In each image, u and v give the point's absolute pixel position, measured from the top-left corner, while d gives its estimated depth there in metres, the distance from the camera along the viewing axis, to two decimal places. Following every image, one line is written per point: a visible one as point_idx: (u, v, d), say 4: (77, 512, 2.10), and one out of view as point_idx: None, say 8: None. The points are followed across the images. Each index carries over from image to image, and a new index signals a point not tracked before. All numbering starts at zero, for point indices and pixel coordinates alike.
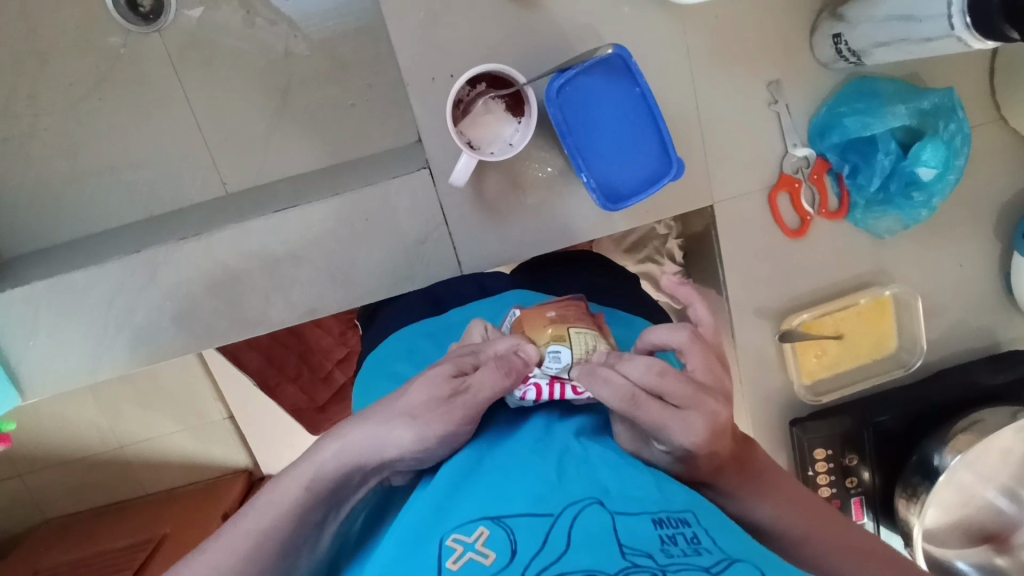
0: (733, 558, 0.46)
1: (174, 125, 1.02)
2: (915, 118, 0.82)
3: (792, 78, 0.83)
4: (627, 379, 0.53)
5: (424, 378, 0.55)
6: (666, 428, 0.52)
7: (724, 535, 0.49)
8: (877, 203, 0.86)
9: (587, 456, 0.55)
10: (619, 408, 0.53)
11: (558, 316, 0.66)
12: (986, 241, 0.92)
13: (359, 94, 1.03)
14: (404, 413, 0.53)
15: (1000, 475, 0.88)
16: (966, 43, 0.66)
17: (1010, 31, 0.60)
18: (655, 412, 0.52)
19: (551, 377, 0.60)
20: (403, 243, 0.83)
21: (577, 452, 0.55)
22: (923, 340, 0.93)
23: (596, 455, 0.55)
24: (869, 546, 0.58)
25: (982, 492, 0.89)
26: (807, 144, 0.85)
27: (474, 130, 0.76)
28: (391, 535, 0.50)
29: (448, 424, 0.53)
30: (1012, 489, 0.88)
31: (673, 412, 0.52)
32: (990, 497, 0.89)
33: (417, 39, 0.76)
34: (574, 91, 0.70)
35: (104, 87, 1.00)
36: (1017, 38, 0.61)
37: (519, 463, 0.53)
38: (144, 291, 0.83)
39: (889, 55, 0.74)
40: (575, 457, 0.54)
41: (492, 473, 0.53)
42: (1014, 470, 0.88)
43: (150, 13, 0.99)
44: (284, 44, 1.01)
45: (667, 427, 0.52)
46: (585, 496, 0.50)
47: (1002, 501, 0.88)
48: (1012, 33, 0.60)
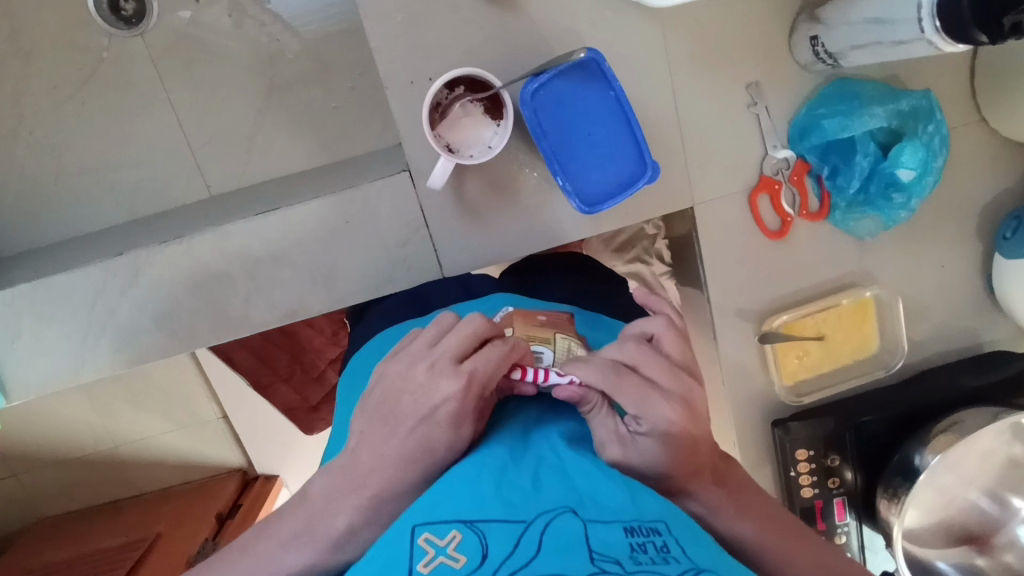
0: (700, 567, 0.46)
1: (160, 127, 1.03)
2: (894, 120, 0.82)
3: (772, 80, 0.83)
4: (607, 356, 0.58)
5: (450, 401, 0.53)
6: (647, 398, 0.55)
7: (693, 542, 0.49)
8: (858, 205, 0.86)
9: (562, 463, 0.54)
10: (601, 385, 0.55)
11: (547, 320, 0.69)
12: (969, 241, 0.92)
13: (343, 96, 1.03)
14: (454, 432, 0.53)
15: (982, 476, 0.89)
16: (938, 47, 0.66)
17: (979, 35, 0.60)
18: (637, 393, 0.55)
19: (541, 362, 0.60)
20: (384, 245, 0.83)
21: (552, 461, 0.54)
22: (905, 341, 0.93)
23: (574, 457, 0.54)
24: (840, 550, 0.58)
25: (964, 493, 0.89)
26: (787, 145, 0.85)
27: (452, 133, 0.76)
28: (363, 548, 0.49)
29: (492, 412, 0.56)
30: (994, 490, 0.88)
31: (650, 385, 0.56)
32: (972, 498, 0.89)
33: (396, 42, 0.76)
34: (549, 94, 0.71)
35: (89, 90, 1.01)
36: (986, 42, 0.61)
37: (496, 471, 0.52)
38: (126, 293, 0.83)
39: (865, 57, 0.74)
40: (550, 466, 0.54)
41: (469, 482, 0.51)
42: (995, 471, 0.88)
43: (132, 15, 0.99)
44: (268, 46, 1.01)
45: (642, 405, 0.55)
46: (559, 503, 0.49)
47: (984, 502, 0.89)
48: (981, 37, 0.60)
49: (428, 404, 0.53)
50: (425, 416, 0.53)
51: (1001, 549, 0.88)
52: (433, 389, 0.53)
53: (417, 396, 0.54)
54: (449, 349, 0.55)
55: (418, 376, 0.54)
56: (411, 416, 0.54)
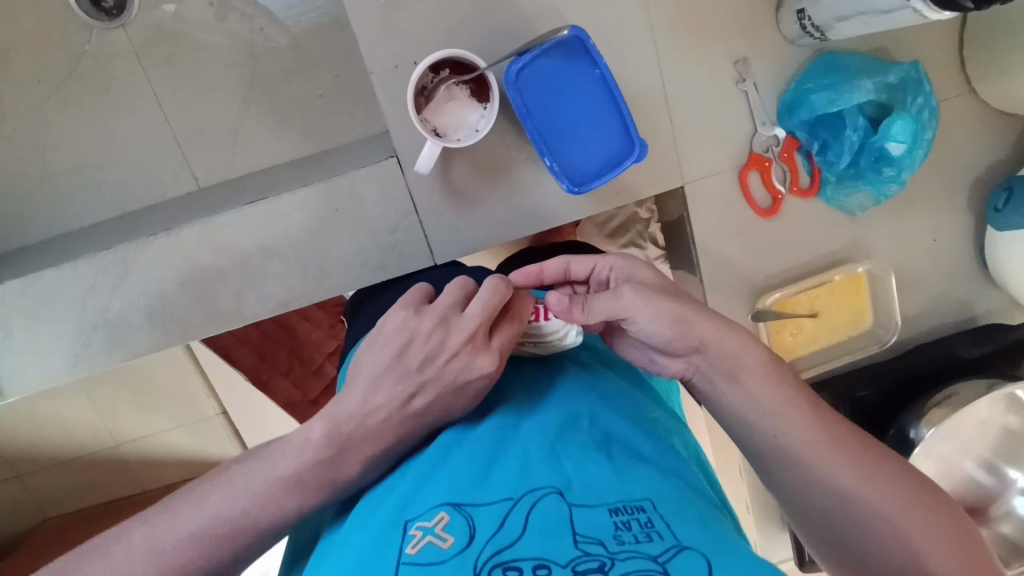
0: (683, 545, 0.44)
1: (144, 123, 1.02)
2: (881, 93, 0.82)
3: (759, 55, 0.82)
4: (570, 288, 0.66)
5: (469, 354, 0.58)
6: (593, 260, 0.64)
7: (685, 521, 0.48)
8: (849, 179, 0.85)
9: (551, 444, 0.55)
10: (559, 266, 0.64)
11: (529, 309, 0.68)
12: (961, 214, 0.91)
13: (328, 84, 1.02)
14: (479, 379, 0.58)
15: (980, 449, 0.89)
16: (923, 14, 0.65)
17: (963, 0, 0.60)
18: (585, 257, 0.65)
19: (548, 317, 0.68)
20: (373, 233, 0.83)
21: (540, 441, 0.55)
22: (898, 315, 0.92)
23: (565, 436, 0.56)
24: None
25: (961, 465, 0.89)
26: (776, 122, 0.84)
27: (439, 117, 0.76)
28: (365, 531, 0.50)
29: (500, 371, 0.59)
30: (989, 461, 0.89)
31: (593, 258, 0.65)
32: (968, 469, 0.89)
33: (378, 27, 0.75)
34: (532, 74, 0.70)
35: (71, 85, 1.00)
36: (971, 7, 0.60)
37: (486, 456, 0.54)
38: (116, 289, 0.83)
39: (851, 28, 0.74)
40: (538, 449, 0.54)
41: (460, 462, 0.53)
42: (992, 443, 0.89)
43: (113, 7, 0.98)
44: (251, 38, 1.01)
45: (599, 263, 0.64)
46: (547, 483, 0.50)
47: (981, 474, 0.90)
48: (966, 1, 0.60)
49: (446, 364, 0.57)
50: (445, 372, 0.57)
51: (997, 519, 0.89)
52: (446, 349, 0.58)
53: (445, 361, 0.57)
54: (448, 310, 0.60)
55: (432, 338, 0.58)
56: (437, 380, 0.57)
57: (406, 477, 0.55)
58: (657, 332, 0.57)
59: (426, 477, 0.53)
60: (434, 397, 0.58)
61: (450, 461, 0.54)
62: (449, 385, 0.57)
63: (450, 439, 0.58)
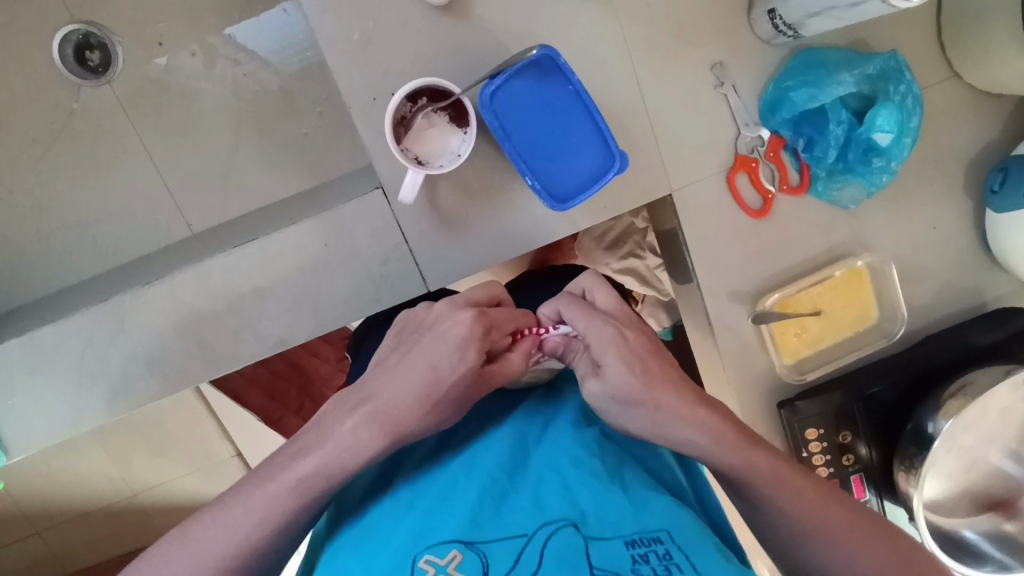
0: None
1: (136, 174, 1.04)
2: (862, 85, 0.81)
3: (735, 58, 0.82)
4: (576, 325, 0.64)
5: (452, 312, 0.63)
6: (575, 318, 0.63)
7: (700, 552, 0.48)
8: (838, 173, 0.84)
9: (563, 475, 0.54)
10: (555, 313, 0.65)
11: (564, 337, 0.65)
12: (958, 199, 0.90)
13: (312, 122, 1.03)
14: (454, 330, 0.61)
15: (1004, 440, 0.88)
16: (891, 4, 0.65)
17: None
18: (576, 315, 0.63)
19: (559, 335, 0.65)
20: (365, 265, 0.83)
21: (553, 473, 0.55)
22: (903, 307, 0.91)
23: (577, 463, 0.55)
24: (864, 527, 0.55)
25: (986, 456, 0.88)
26: (759, 122, 0.84)
27: (420, 145, 0.76)
28: (375, 565, 0.50)
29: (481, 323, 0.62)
30: (1018, 451, 0.88)
31: (582, 314, 0.62)
32: (994, 461, 0.88)
33: (353, 62, 0.76)
34: (507, 95, 0.70)
35: (63, 144, 1.02)
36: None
37: (498, 489, 0.53)
38: (113, 341, 0.84)
39: (822, 24, 0.74)
40: (551, 481, 0.54)
41: (471, 492, 0.53)
42: (1015, 432, 0.87)
43: (98, 65, 1.01)
44: (235, 83, 1.02)
45: (575, 323, 0.63)
46: (562, 515, 0.51)
47: (1007, 464, 0.88)
48: None
49: (433, 326, 0.63)
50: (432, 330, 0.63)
51: None
52: (434, 313, 0.65)
53: (429, 325, 0.64)
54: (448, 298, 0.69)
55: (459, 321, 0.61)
56: (425, 338, 0.63)
57: (413, 507, 0.54)
58: (613, 386, 0.59)
59: (436, 506, 0.53)
60: (422, 357, 0.61)
61: (459, 489, 0.54)
62: (432, 338, 0.62)
63: (459, 464, 0.57)
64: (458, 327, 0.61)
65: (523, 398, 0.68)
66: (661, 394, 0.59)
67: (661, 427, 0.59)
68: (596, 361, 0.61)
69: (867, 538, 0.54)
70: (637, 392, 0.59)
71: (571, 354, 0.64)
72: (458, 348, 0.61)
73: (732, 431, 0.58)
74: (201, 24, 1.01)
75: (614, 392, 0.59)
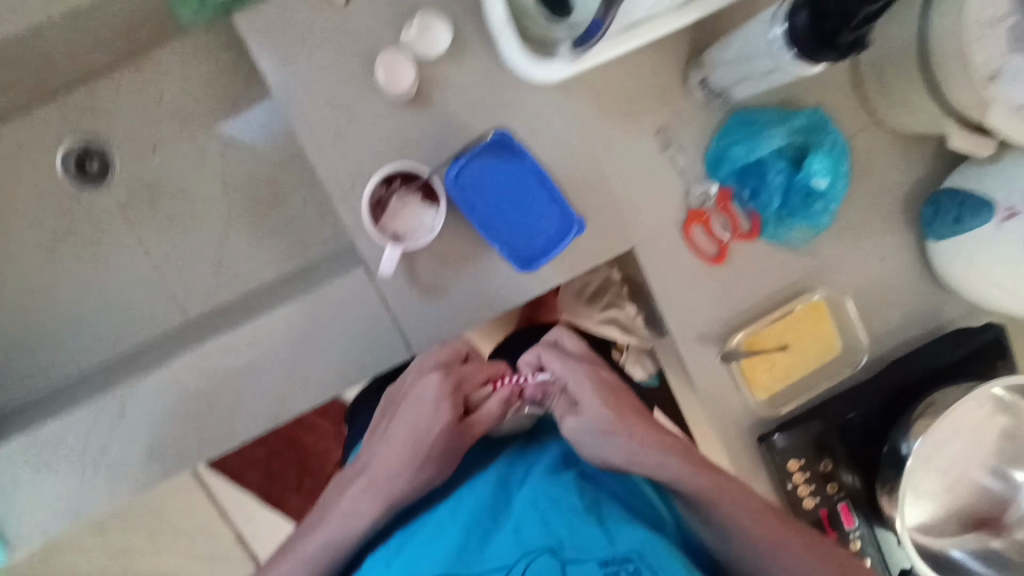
0: None
1: (133, 268, 1.10)
2: (793, 137, 0.89)
3: (678, 123, 0.90)
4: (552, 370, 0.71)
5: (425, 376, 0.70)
6: (553, 363, 0.70)
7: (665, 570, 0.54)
8: (785, 216, 0.91)
9: (543, 513, 0.58)
10: (533, 360, 0.72)
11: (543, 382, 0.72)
12: (900, 231, 0.97)
13: (297, 207, 1.11)
14: (429, 393, 0.68)
15: (987, 457, 0.93)
16: (799, 72, 0.72)
17: (825, 57, 0.67)
18: (557, 361, 0.71)
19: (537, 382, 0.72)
20: (352, 337, 0.88)
21: (530, 503, 0.59)
22: (862, 334, 0.96)
23: (558, 504, 0.58)
24: None
25: (969, 473, 0.92)
26: (706, 177, 0.92)
27: (396, 223, 0.83)
28: None
29: (449, 382, 0.68)
30: (995, 467, 0.91)
31: (557, 359, 0.71)
32: (979, 479, 0.92)
33: (331, 152, 0.83)
34: (471, 176, 0.80)
35: (64, 246, 1.09)
36: (833, 61, 0.67)
37: (481, 527, 0.58)
38: (114, 429, 0.87)
39: (747, 90, 0.81)
40: (528, 512, 0.58)
41: (455, 533, 0.58)
42: (996, 450, 0.92)
43: (98, 172, 1.09)
44: (224, 178, 1.10)
45: (552, 368, 0.70)
46: (539, 544, 0.55)
47: (991, 482, 0.93)
48: (828, 57, 0.66)
49: (411, 392, 0.70)
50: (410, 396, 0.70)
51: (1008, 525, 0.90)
52: (412, 379, 0.71)
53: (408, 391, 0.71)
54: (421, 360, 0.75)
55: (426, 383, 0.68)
56: (408, 404, 0.69)
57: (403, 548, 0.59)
58: (591, 422, 0.66)
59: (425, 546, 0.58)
60: (405, 423, 0.67)
61: (445, 529, 0.59)
62: (414, 404, 0.68)
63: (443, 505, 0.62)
64: (431, 390, 0.68)
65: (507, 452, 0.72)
66: (635, 426, 0.67)
67: (635, 459, 0.65)
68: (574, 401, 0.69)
69: (814, 553, 0.64)
70: (614, 423, 0.66)
71: (551, 397, 0.71)
72: (435, 408, 0.67)
73: (697, 461, 0.65)
74: (191, 126, 1.09)
75: (594, 426, 0.66)
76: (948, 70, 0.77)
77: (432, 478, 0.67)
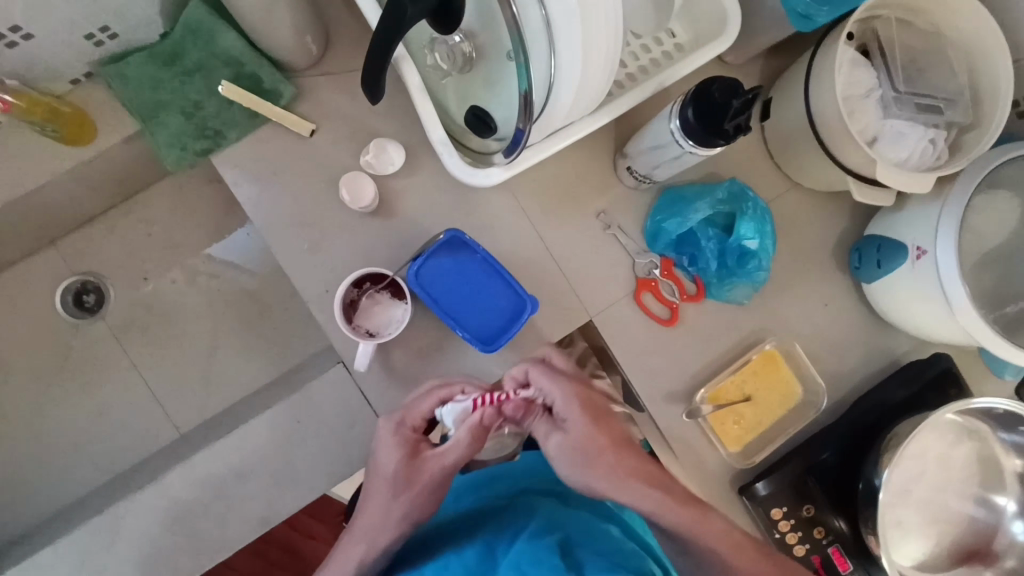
0: None
1: (127, 390, 1.15)
2: (717, 207, 0.99)
3: (616, 204, 1.01)
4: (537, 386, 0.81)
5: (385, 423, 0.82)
6: (537, 380, 0.80)
7: None
8: (726, 277, 0.99)
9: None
10: (523, 377, 0.82)
11: (529, 397, 0.81)
12: (836, 278, 1.05)
13: (281, 316, 1.19)
14: (386, 436, 0.80)
15: (969, 486, 0.96)
16: (701, 154, 0.82)
17: (718, 141, 0.77)
18: (542, 377, 0.81)
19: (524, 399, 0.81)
20: (335, 433, 0.92)
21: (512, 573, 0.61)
22: (819, 378, 1.01)
23: (537, 563, 0.61)
24: None
25: (952, 504, 0.95)
26: (648, 250, 1.01)
27: (368, 321, 0.90)
28: None
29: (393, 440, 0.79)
30: (978, 496, 0.95)
31: (542, 376, 0.80)
32: (965, 509, 0.95)
33: (307, 265, 0.92)
34: (428, 271, 0.87)
35: (62, 377, 1.15)
36: (725, 143, 0.78)
37: None
38: (109, 550, 0.90)
39: (665, 172, 0.92)
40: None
41: None
42: (976, 477, 0.96)
43: (93, 304, 1.16)
44: (211, 297, 1.19)
45: (537, 386, 0.80)
46: None
47: (979, 511, 0.95)
48: (719, 142, 0.77)
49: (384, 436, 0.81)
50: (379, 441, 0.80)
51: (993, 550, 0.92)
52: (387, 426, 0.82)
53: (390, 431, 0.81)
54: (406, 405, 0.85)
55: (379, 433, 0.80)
56: (390, 441, 0.79)
57: None
58: (575, 433, 0.76)
59: None
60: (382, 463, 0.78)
61: None
62: (391, 441, 0.79)
63: None
64: (387, 435, 0.80)
65: (486, 527, 0.75)
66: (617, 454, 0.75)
67: (615, 488, 0.72)
68: (557, 417, 0.79)
69: None
70: (596, 449, 0.75)
71: (535, 415, 0.82)
72: (403, 442, 0.79)
73: (676, 508, 0.70)
74: (181, 252, 1.19)
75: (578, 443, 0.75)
76: (838, 140, 0.88)
77: (417, 506, 0.75)
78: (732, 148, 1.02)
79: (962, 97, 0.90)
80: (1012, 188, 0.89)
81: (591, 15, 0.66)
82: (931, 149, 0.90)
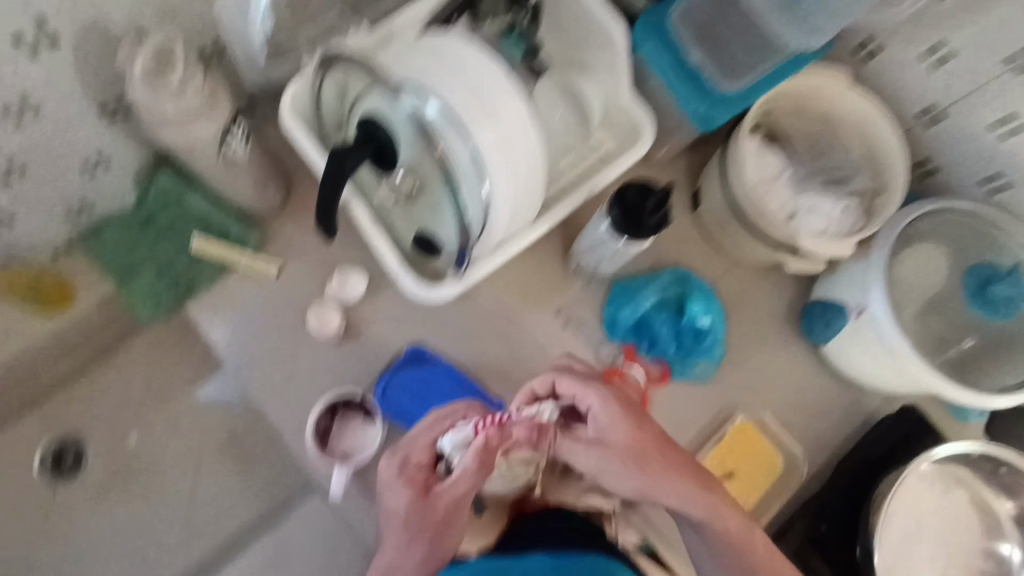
0: None
1: (109, 546, 1.13)
2: (666, 292, 1.04)
3: (573, 301, 1.05)
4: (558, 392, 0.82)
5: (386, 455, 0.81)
6: (568, 391, 0.81)
7: None
8: (685, 357, 1.03)
9: None
10: (549, 384, 0.82)
11: (551, 411, 0.81)
12: (794, 343, 1.08)
13: (262, 446, 1.19)
14: (387, 473, 0.79)
15: (977, 540, 0.96)
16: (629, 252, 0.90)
17: (637, 240, 0.86)
18: (572, 387, 0.81)
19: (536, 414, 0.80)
20: None
21: None
22: (793, 445, 1.02)
23: None
24: None
25: (965, 561, 0.95)
26: (609, 340, 1.04)
27: (344, 444, 0.95)
28: None
29: (397, 463, 0.79)
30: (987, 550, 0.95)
31: (570, 384, 0.81)
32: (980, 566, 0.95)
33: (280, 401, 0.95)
34: (394, 387, 0.96)
35: (41, 542, 1.13)
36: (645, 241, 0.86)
37: None
38: None
39: (608, 268, 0.98)
40: None
41: None
42: (981, 530, 0.96)
43: (72, 462, 1.16)
44: (190, 437, 1.19)
45: (568, 395, 0.81)
46: None
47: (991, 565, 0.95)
48: (639, 240, 0.86)
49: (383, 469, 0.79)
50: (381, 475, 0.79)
51: None
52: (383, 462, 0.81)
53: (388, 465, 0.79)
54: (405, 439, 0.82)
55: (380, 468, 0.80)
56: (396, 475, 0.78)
57: None
58: (610, 436, 0.78)
59: None
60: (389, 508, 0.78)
61: None
62: (398, 477, 0.78)
63: None
64: (392, 471, 0.78)
65: None
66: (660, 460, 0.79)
67: (665, 489, 0.77)
68: (586, 424, 0.81)
69: None
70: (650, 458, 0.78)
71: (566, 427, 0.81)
72: (411, 480, 0.78)
73: (726, 514, 0.79)
74: (160, 401, 1.19)
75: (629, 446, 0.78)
76: (762, 221, 0.95)
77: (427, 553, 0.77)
78: (674, 235, 1.09)
79: (860, 170, 1.01)
80: (928, 238, 0.96)
81: (514, 141, 0.78)
82: (847, 211, 0.97)
